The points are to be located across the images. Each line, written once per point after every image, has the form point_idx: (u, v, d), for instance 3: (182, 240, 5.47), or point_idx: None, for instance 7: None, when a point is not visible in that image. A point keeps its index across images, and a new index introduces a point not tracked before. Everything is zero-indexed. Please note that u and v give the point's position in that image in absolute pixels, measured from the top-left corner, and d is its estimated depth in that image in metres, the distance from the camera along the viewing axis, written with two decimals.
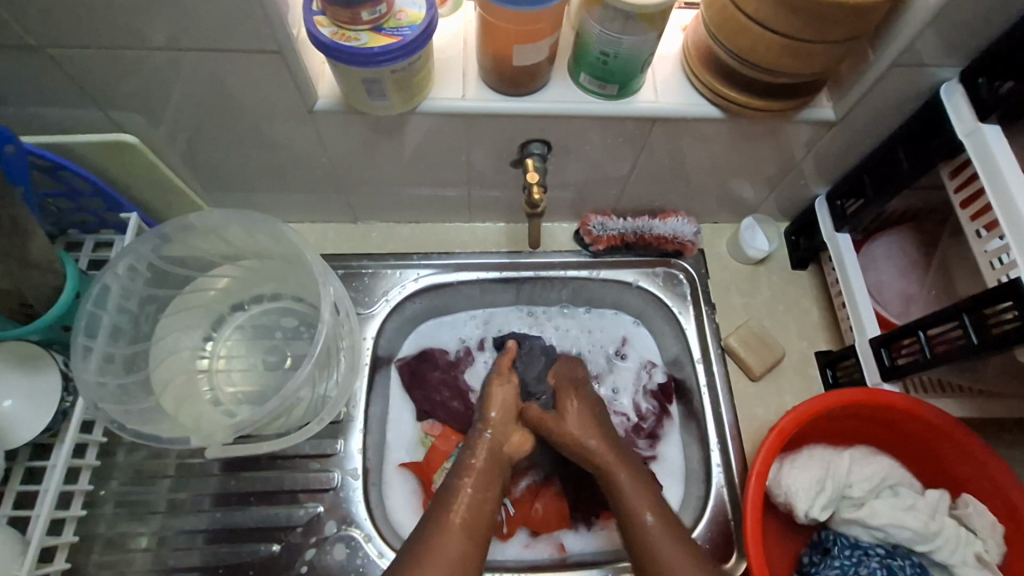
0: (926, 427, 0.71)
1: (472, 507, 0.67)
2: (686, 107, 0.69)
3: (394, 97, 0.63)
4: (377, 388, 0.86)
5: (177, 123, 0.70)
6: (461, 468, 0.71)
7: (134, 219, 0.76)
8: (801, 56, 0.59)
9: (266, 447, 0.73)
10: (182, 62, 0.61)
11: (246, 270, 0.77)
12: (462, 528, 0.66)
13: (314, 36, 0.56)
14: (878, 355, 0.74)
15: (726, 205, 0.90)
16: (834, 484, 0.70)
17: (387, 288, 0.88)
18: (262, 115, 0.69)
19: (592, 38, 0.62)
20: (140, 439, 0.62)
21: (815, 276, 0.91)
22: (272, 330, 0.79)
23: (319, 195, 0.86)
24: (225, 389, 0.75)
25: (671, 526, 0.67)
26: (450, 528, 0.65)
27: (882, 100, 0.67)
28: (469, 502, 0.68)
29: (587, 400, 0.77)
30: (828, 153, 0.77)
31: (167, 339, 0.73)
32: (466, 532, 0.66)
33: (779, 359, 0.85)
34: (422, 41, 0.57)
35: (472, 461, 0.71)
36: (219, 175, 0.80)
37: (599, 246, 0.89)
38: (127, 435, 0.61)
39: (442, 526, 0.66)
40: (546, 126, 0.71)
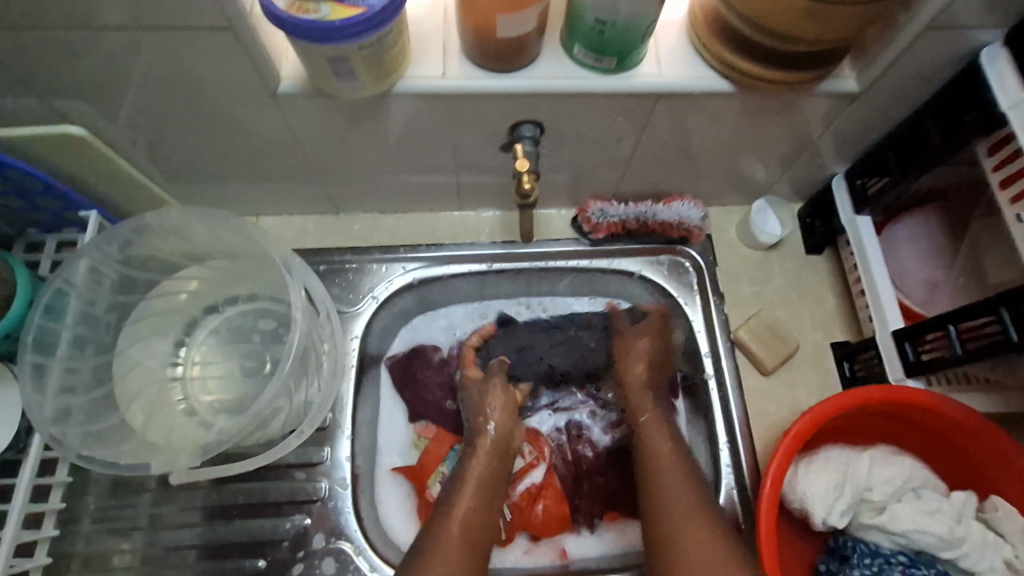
0: (952, 425, 0.65)
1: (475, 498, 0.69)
2: (692, 81, 0.62)
3: (364, 77, 0.56)
4: (366, 391, 0.82)
5: (132, 113, 0.64)
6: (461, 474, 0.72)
7: (94, 217, 0.71)
8: (823, 21, 0.52)
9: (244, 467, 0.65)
10: (126, 43, 0.55)
11: (216, 270, 0.71)
12: (461, 534, 0.66)
13: (268, 8, 0.49)
14: (901, 350, 0.68)
15: (736, 186, 0.83)
16: (853, 490, 0.65)
17: (373, 284, 0.82)
18: (223, 100, 0.63)
19: (586, 5, 0.55)
20: (107, 468, 0.58)
21: (832, 261, 0.85)
22: (249, 333, 0.74)
23: (296, 184, 0.79)
24: (201, 398, 0.70)
25: (691, 479, 0.69)
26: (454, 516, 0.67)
27: (912, 68, 0.60)
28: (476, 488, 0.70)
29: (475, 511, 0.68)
30: (849, 129, 0.70)
31: (134, 348, 0.68)
32: (466, 528, 0.66)
33: (794, 352, 0.80)
34: (391, 11, 0.50)
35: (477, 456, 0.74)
36: (186, 166, 0.74)
37: (598, 235, 0.83)
38: (95, 466, 0.57)
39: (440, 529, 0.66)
40: (538, 105, 0.64)
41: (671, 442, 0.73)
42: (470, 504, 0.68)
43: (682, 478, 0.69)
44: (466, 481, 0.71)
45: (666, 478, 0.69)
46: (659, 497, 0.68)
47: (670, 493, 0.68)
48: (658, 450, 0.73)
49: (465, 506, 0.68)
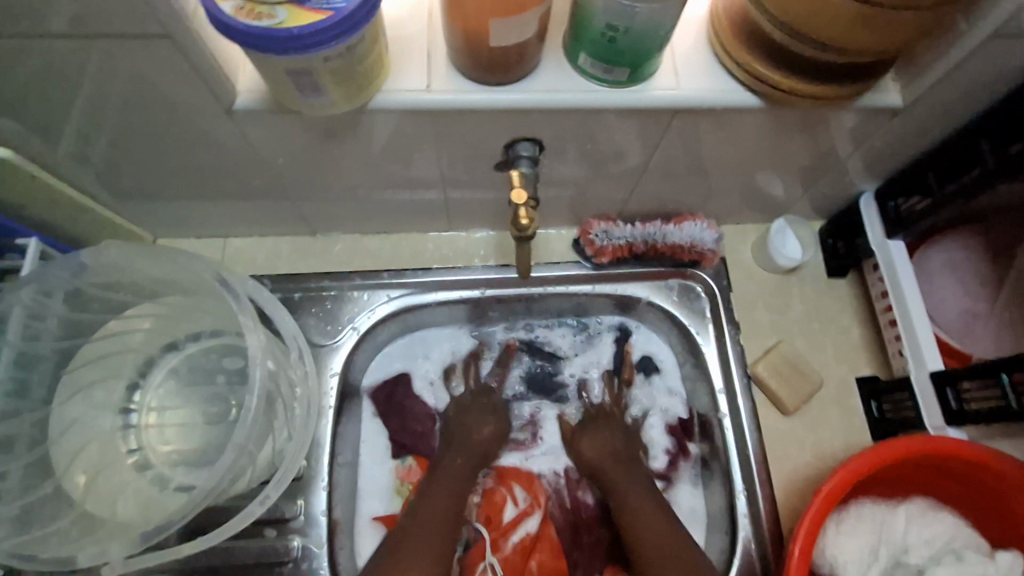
0: (1000, 480, 0.58)
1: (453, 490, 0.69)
2: (712, 94, 0.54)
3: (333, 92, 0.48)
4: (346, 432, 0.74)
5: (68, 129, 0.56)
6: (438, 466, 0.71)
7: (32, 245, 0.61)
8: (871, 30, 0.44)
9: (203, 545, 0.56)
10: (50, 53, 0.46)
11: (172, 306, 0.62)
12: (440, 518, 0.66)
13: (210, 13, 0.40)
14: (942, 395, 0.61)
15: (753, 205, 0.76)
16: (887, 550, 0.60)
17: (353, 313, 0.74)
18: (172, 115, 0.54)
19: (593, 8, 0.47)
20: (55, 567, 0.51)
21: (856, 286, 0.77)
22: (212, 373, 0.65)
23: (265, 204, 0.71)
24: (158, 449, 0.62)
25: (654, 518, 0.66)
26: (429, 502, 0.67)
27: (965, 82, 0.52)
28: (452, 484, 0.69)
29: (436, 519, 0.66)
30: (884, 146, 0.62)
31: (78, 397, 0.60)
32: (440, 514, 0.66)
33: (817, 389, 0.72)
34: (363, 16, 0.41)
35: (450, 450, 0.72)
36: (138, 186, 0.66)
37: (603, 258, 0.75)
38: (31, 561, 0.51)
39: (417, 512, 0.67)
40: (537, 122, 0.56)
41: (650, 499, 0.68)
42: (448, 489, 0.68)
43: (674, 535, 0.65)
44: (443, 475, 0.70)
45: (649, 535, 0.65)
46: (647, 541, 0.65)
47: (654, 545, 0.64)
48: (638, 514, 0.67)
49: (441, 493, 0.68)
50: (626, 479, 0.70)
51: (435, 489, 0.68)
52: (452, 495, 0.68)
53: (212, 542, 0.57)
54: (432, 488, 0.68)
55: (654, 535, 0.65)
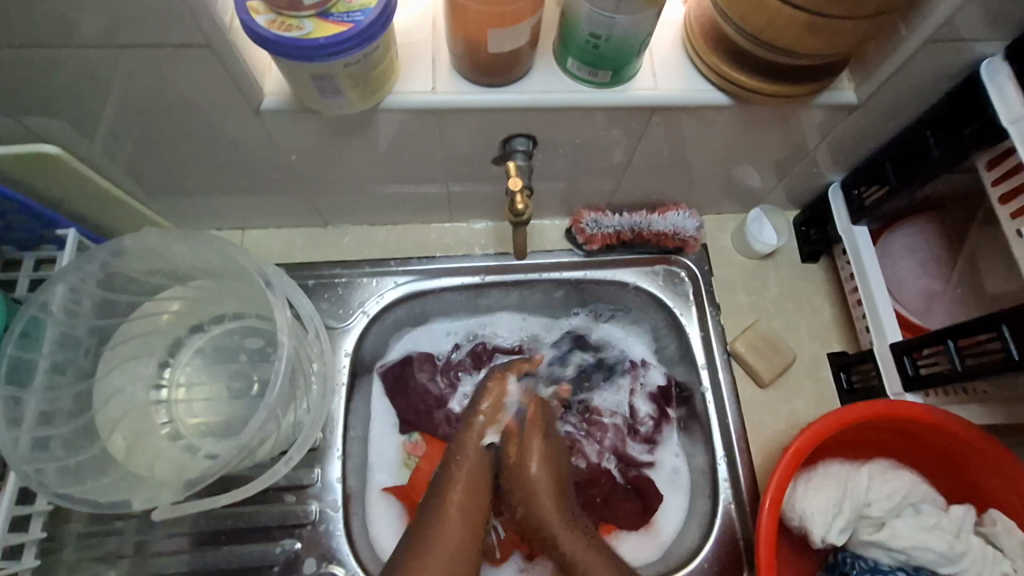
0: (953, 441, 0.65)
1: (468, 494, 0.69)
2: (687, 94, 0.60)
3: (350, 93, 0.54)
4: (357, 408, 0.80)
5: (109, 128, 0.62)
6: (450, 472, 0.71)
7: (71, 236, 0.68)
8: (822, 36, 0.51)
9: (230, 497, 0.62)
10: (101, 60, 0.52)
11: (199, 290, 0.68)
12: (458, 519, 0.68)
13: (248, 26, 0.46)
14: (900, 363, 0.68)
15: (732, 195, 0.82)
16: (852, 505, 0.65)
17: (363, 298, 0.80)
18: (202, 115, 0.60)
19: (579, 19, 0.53)
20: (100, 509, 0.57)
21: (828, 270, 0.84)
22: (235, 352, 0.71)
23: (282, 197, 0.77)
24: (187, 421, 0.68)
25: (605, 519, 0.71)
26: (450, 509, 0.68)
27: (911, 81, 0.59)
28: (463, 489, 0.70)
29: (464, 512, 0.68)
30: (846, 139, 0.69)
31: (115, 372, 0.66)
32: (461, 519, 0.68)
33: (791, 363, 0.79)
34: (380, 27, 0.48)
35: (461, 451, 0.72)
36: (166, 181, 0.72)
37: (593, 245, 0.81)
38: (78, 507, 0.56)
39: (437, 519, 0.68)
40: (531, 119, 0.62)
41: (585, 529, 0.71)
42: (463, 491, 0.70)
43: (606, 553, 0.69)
44: (459, 470, 0.71)
45: (588, 556, 0.68)
46: (580, 562, 0.68)
47: (589, 563, 0.68)
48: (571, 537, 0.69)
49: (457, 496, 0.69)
50: (552, 491, 0.71)
51: (451, 494, 0.69)
52: (471, 489, 0.70)
53: (236, 498, 0.62)
54: (445, 493, 0.69)
55: (589, 555, 0.68)
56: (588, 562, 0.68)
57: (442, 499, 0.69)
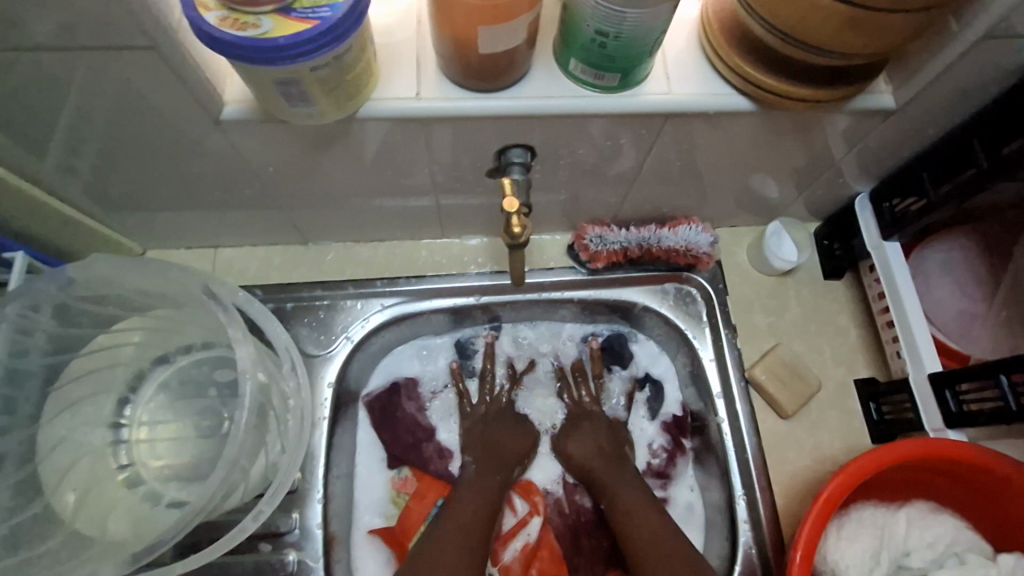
0: (1003, 486, 0.58)
1: (478, 513, 0.67)
2: (704, 99, 0.53)
3: (322, 102, 0.47)
4: (340, 443, 0.73)
5: (55, 142, 0.55)
6: (463, 486, 0.69)
7: (19, 259, 0.60)
8: (864, 32, 0.44)
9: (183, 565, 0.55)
10: (34, 65, 0.46)
11: (163, 319, 0.62)
12: (465, 531, 0.64)
13: (196, 24, 0.40)
14: (940, 399, 0.61)
15: (748, 207, 0.75)
16: (889, 555, 0.59)
17: (347, 323, 0.74)
18: (157, 126, 0.53)
19: (583, 14, 0.47)
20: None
21: (853, 287, 0.77)
22: (204, 386, 0.65)
23: (256, 213, 0.70)
24: (149, 464, 0.61)
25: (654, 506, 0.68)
26: (457, 517, 0.66)
27: (957, 83, 0.52)
28: (478, 499, 0.68)
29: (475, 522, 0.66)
30: (878, 148, 0.62)
31: (67, 412, 0.59)
32: (466, 532, 0.64)
33: (816, 391, 0.72)
34: (350, 24, 0.41)
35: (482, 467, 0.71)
36: (126, 197, 0.65)
37: (597, 263, 0.74)
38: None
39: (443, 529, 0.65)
40: (529, 128, 0.55)
41: (653, 509, 0.67)
42: (477, 500, 0.68)
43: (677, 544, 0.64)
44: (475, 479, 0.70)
45: (660, 542, 0.64)
46: (652, 548, 0.64)
47: (653, 550, 0.64)
48: (632, 508, 0.67)
49: (470, 503, 0.67)
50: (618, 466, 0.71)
51: (464, 500, 0.67)
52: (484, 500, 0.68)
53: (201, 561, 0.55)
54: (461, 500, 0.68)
55: (657, 543, 0.64)
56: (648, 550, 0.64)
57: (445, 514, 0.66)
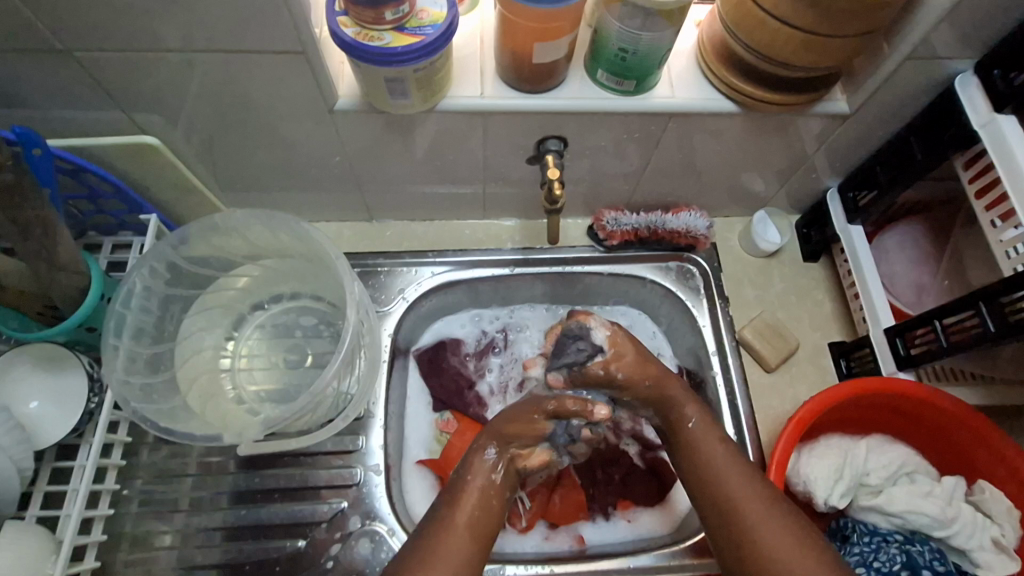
0: (944, 415, 0.71)
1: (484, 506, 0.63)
2: (700, 102, 0.69)
3: (415, 95, 0.63)
4: (395, 384, 0.87)
5: (198, 124, 0.71)
6: (460, 486, 0.64)
7: (153, 221, 0.76)
8: (817, 52, 0.60)
9: (294, 443, 0.76)
10: (205, 64, 0.61)
11: (266, 269, 0.77)
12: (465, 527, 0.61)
13: (338, 36, 0.56)
14: (893, 345, 0.75)
15: (738, 199, 0.91)
16: (854, 473, 0.72)
17: (403, 285, 0.89)
18: (279, 114, 0.69)
19: (611, 35, 0.63)
20: (162, 435, 0.62)
21: (827, 268, 0.92)
22: (291, 329, 0.80)
23: (335, 193, 0.86)
24: (248, 387, 0.75)
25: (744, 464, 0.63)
26: (457, 509, 0.62)
27: (897, 93, 0.68)
28: (476, 497, 0.63)
29: (481, 497, 0.63)
30: (841, 146, 0.77)
31: (190, 338, 0.73)
32: (470, 530, 0.61)
33: (794, 350, 0.86)
34: (444, 40, 0.57)
35: (474, 466, 0.65)
36: (236, 175, 0.81)
37: (613, 241, 0.89)
38: (176, 439, 0.62)
39: (446, 516, 0.62)
40: (562, 122, 0.71)
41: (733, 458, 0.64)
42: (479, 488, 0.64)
43: (757, 492, 0.61)
44: (472, 477, 0.65)
45: (741, 494, 0.61)
46: (729, 494, 0.61)
47: (745, 503, 0.60)
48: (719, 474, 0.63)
49: (472, 495, 0.63)
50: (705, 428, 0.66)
51: (466, 495, 0.63)
52: (485, 495, 0.64)
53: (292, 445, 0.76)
54: (455, 497, 0.63)
55: (745, 498, 0.60)
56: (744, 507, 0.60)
57: (449, 508, 0.62)
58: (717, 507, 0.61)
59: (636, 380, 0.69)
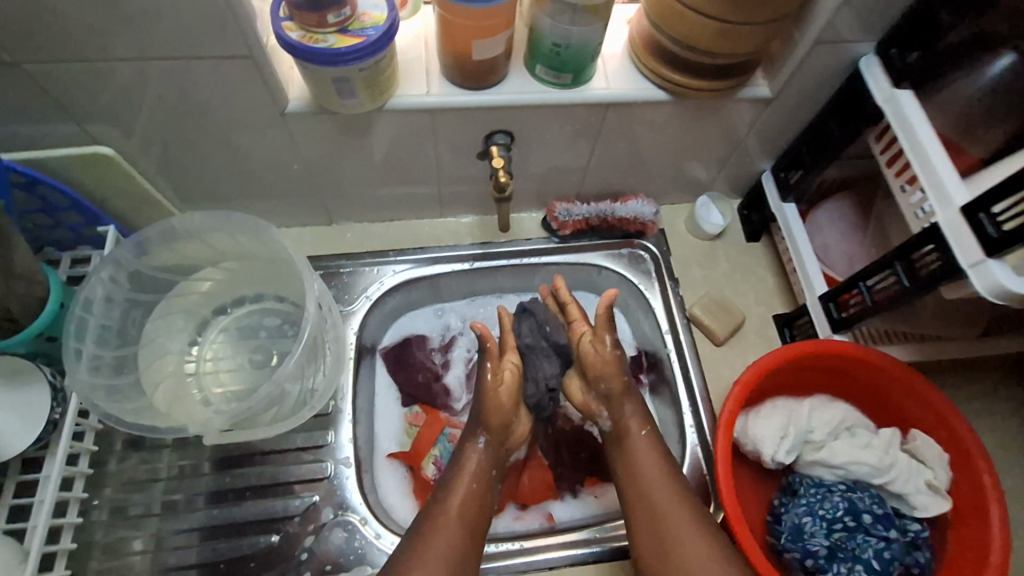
0: (877, 371, 0.77)
1: (472, 498, 0.70)
2: (635, 92, 0.74)
3: (362, 95, 0.67)
4: (363, 379, 0.89)
5: (153, 132, 0.72)
6: (451, 476, 0.72)
7: (111, 231, 0.78)
8: (732, 39, 0.65)
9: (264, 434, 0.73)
10: (155, 72, 0.64)
11: (228, 271, 0.79)
12: (456, 524, 0.67)
13: (284, 40, 0.59)
14: (828, 310, 0.80)
15: (682, 185, 0.96)
16: (800, 429, 0.75)
17: (366, 285, 0.91)
18: (232, 120, 0.72)
19: (544, 32, 0.67)
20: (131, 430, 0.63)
21: (768, 246, 0.98)
22: (256, 330, 0.81)
23: (294, 198, 0.89)
24: (214, 390, 0.77)
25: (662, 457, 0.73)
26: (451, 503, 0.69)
27: (811, 76, 0.74)
28: (468, 489, 0.70)
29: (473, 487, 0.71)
30: (769, 129, 0.83)
31: (154, 341, 0.75)
32: (460, 523, 0.67)
33: (741, 324, 0.91)
34: (386, 40, 0.61)
35: (465, 459, 0.73)
36: (193, 183, 0.83)
37: (566, 230, 0.94)
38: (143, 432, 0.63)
39: (436, 513, 0.68)
40: (507, 117, 0.75)
41: (667, 468, 0.72)
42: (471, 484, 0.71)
43: (669, 481, 0.71)
44: (468, 466, 0.72)
45: (664, 503, 0.70)
46: (661, 506, 0.69)
47: (663, 503, 0.70)
48: (638, 469, 0.73)
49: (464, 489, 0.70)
50: (634, 407, 0.78)
51: (456, 487, 0.70)
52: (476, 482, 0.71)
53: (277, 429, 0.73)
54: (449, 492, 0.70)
55: (667, 503, 0.70)
56: (651, 499, 0.70)
57: (442, 504, 0.69)
58: (640, 503, 0.71)
59: (615, 363, 0.78)
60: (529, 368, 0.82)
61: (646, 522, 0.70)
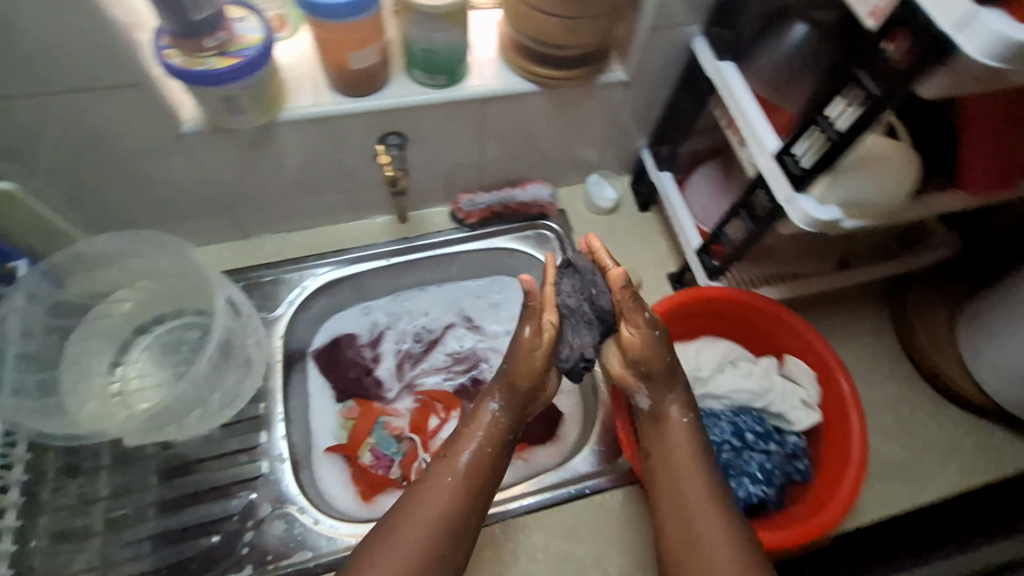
0: (749, 309, 0.87)
1: (477, 465, 0.68)
2: (507, 86, 0.83)
3: (251, 110, 0.72)
4: (294, 381, 0.93)
5: (53, 165, 0.75)
6: (460, 438, 0.71)
7: (22, 266, 0.80)
8: (574, 32, 0.74)
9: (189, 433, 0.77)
10: (46, 107, 0.67)
11: (144, 291, 0.82)
12: (452, 488, 0.66)
13: (166, 66, 0.64)
14: (703, 262, 0.91)
15: (575, 168, 1.05)
16: (686, 369, 0.86)
17: (288, 292, 0.95)
18: (131, 147, 0.76)
19: (413, 40, 0.74)
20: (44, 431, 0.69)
21: (658, 214, 1.08)
22: (179, 345, 0.84)
23: (208, 217, 0.93)
24: (140, 406, 0.79)
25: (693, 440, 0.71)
26: (454, 466, 0.68)
27: (657, 57, 0.84)
28: (476, 456, 0.69)
29: (487, 457, 0.69)
30: (637, 108, 0.93)
31: (76, 364, 0.78)
32: (455, 491, 0.66)
33: (639, 286, 1.01)
34: (264, 58, 0.67)
35: (481, 423, 0.71)
36: (103, 212, 0.86)
37: (472, 219, 1.02)
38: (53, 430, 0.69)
39: (431, 480, 0.67)
40: (395, 119, 0.82)
41: (702, 458, 0.69)
42: (480, 452, 0.69)
43: (696, 462, 0.69)
44: (479, 423, 0.71)
45: (689, 487, 0.67)
46: (687, 489, 0.67)
47: (689, 486, 0.67)
48: (670, 454, 0.70)
49: (471, 458, 0.69)
50: (667, 385, 0.73)
51: (464, 452, 0.69)
52: (484, 450, 0.69)
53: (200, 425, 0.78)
54: (454, 453, 0.69)
55: (694, 489, 0.67)
56: (683, 485, 0.67)
57: (439, 473, 0.68)
58: (667, 482, 0.68)
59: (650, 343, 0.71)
60: (566, 332, 0.75)
61: (666, 501, 0.67)
